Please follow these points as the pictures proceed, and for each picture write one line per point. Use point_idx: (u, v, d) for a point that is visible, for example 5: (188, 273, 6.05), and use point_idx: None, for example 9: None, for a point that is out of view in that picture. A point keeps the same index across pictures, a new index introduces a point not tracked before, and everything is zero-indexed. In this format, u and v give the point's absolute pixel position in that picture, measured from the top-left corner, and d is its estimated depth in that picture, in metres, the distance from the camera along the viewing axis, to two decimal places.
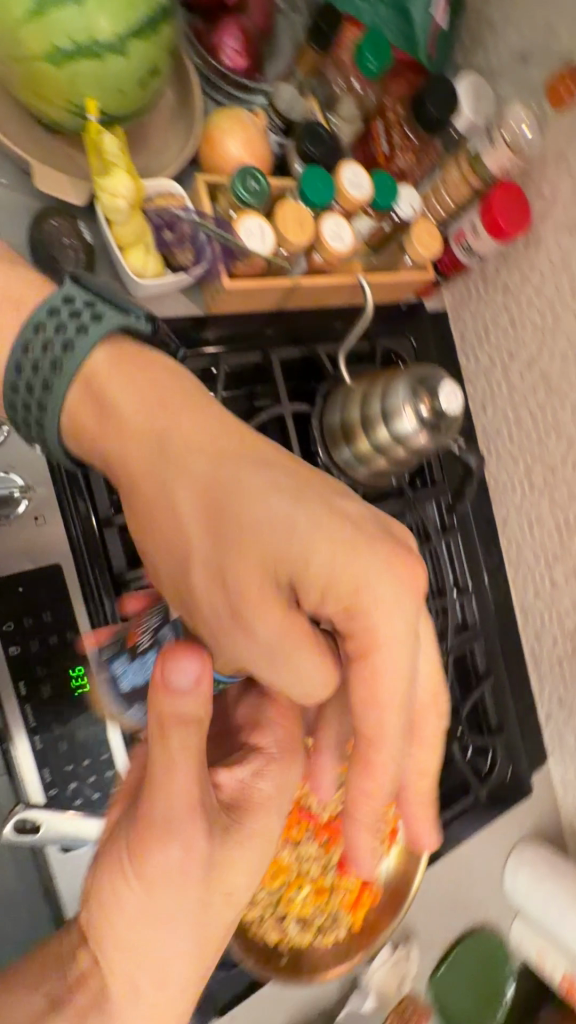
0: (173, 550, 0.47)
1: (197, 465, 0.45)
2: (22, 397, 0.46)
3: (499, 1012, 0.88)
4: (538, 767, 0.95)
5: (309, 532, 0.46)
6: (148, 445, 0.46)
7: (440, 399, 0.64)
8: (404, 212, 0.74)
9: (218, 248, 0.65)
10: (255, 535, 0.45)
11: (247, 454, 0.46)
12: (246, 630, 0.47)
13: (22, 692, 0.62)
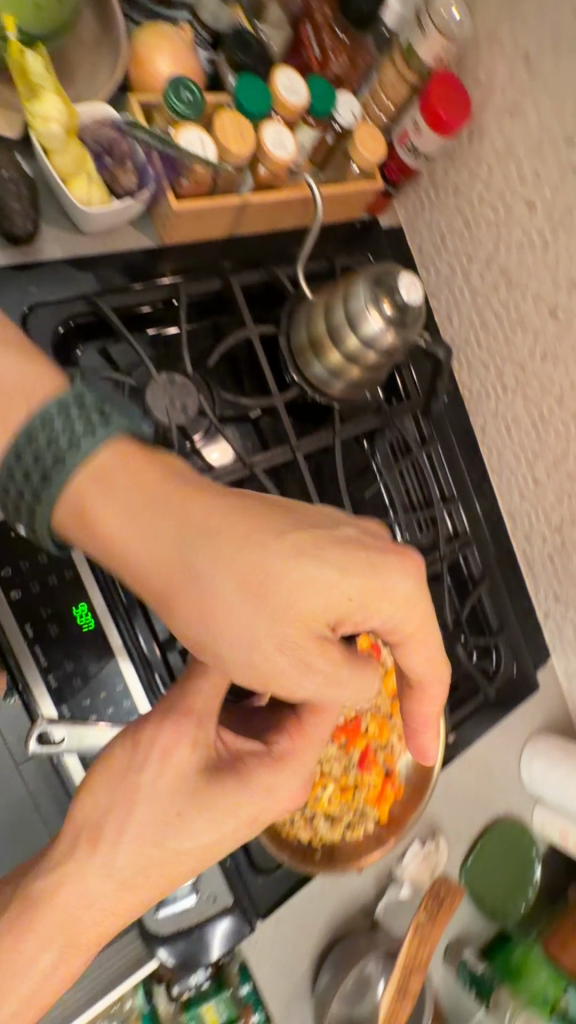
0: (190, 622, 0.48)
1: (224, 553, 0.46)
2: (18, 481, 0.45)
3: (531, 894, 0.90)
4: (542, 663, 0.99)
5: (333, 594, 0.49)
6: (166, 535, 0.46)
7: (400, 292, 0.65)
8: (346, 119, 0.73)
9: (159, 163, 0.64)
10: (290, 598, 0.47)
11: (272, 530, 0.48)
12: (285, 668, 0.49)
13: (29, 634, 0.63)
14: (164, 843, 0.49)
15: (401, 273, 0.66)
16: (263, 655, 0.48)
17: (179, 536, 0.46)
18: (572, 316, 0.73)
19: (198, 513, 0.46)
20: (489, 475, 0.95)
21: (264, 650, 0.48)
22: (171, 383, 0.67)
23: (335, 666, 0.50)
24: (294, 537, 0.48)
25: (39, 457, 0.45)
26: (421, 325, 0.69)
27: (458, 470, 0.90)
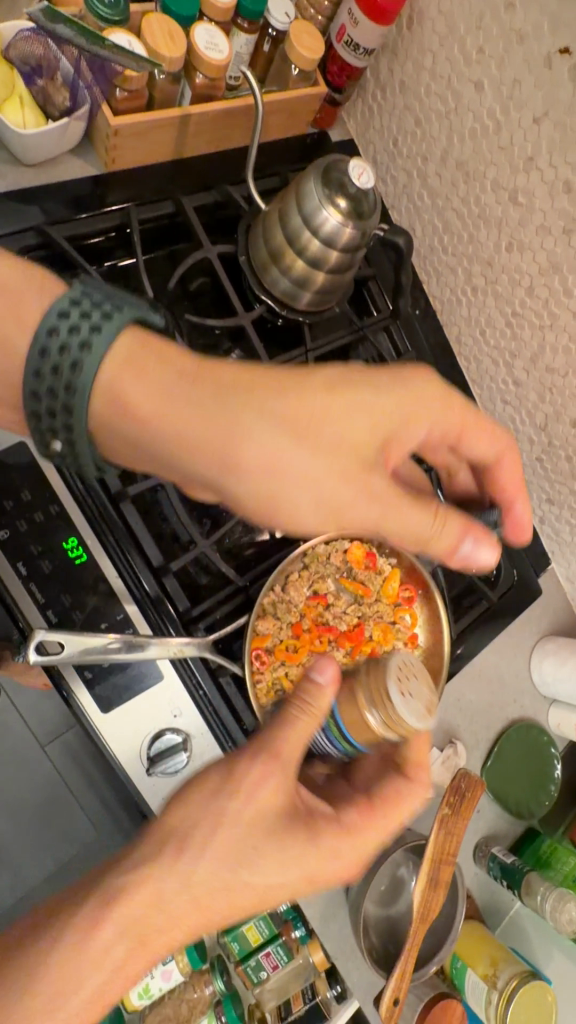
0: (257, 477, 0.51)
1: (274, 405, 0.50)
2: (47, 392, 0.47)
3: (554, 789, 0.91)
4: (543, 570, 0.99)
5: (377, 425, 0.53)
6: (216, 406, 0.49)
7: (351, 180, 0.64)
8: (280, 22, 0.72)
9: (89, 72, 0.60)
10: (342, 436, 0.52)
11: (313, 377, 0.52)
12: (357, 507, 0.53)
13: (22, 572, 0.63)
14: (235, 877, 0.50)
15: (351, 161, 0.65)
16: (337, 493, 0.52)
17: (230, 403, 0.50)
18: (532, 195, 0.71)
19: (240, 384, 0.50)
20: (470, 387, 0.94)
21: (332, 490, 0.52)
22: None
23: (397, 499, 0.54)
24: (337, 378, 0.52)
25: (62, 353, 0.46)
26: (379, 219, 0.68)
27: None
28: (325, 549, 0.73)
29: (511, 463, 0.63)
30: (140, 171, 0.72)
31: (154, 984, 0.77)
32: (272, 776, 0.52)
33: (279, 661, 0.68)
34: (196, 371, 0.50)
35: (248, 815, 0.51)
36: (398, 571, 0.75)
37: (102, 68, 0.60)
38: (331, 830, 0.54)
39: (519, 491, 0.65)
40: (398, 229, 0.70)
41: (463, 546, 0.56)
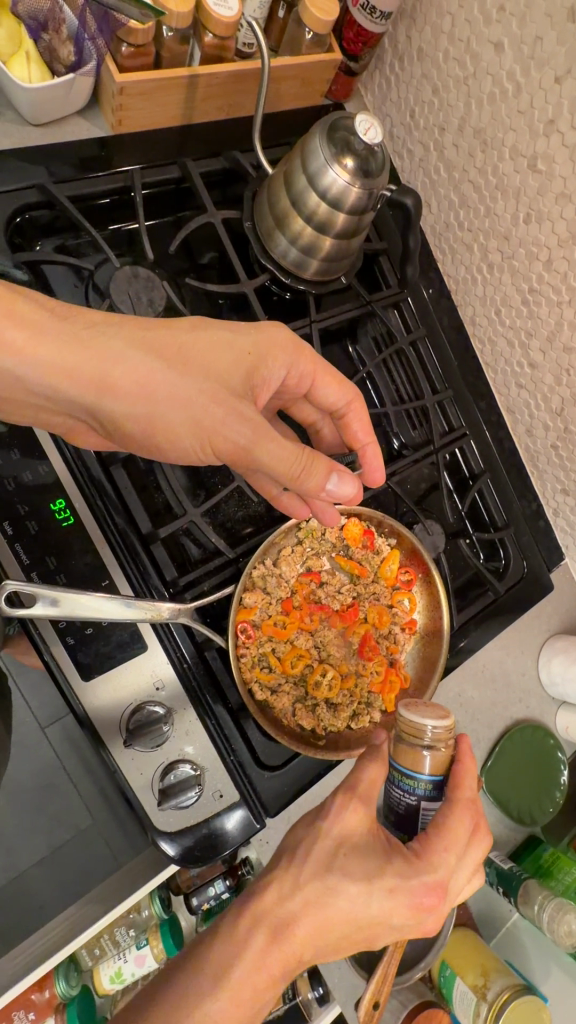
0: (128, 398, 0.54)
1: (143, 335, 0.54)
2: None
3: (559, 797, 0.85)
4: (556, 565, 0.94)
5: (243, 361, 0.58)
6: (82, 343, 0.52)
7: (358, 134, 0.62)
8: None
9: (94, 23, 0.60)
10: (208, 367, 0.56)
11: (181, 324, 0.57)
12: (246, 429, 0.57)
13: (8, 531, 0.61)
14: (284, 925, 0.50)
15: (357, 116, 0.63)
16: (206, 411, 0.56)
17: (98, 336, 0.53)
18: (552, 161, 0.68)
19: (107, 323, 0.54)
20: (484, 371, 0.91)
21: (198, 413, 0.56)
22: (135, 274, 0.65)
23: (255, 429, 0.57)
24: (197, 321, 0.58)
25: None
26: (388, 178, 0.66)
27: (448, 362, 0.86)
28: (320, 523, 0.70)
29: (360, 411, 0.67)
30: (147, 135, 0.71)
31: (126, 970, 0.74)
32: (354, 803, 0.54)
33: (266, 636, 0.66)
34: (68, 309, 0.53)
35: (335, 841, 0.53)
36: (398, 552, 0.71)
37: (106, 18, 0.59)
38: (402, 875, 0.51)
39: (369, 433, 0.68)
40: (406, 189, 0.68)
41: (329, 482, 0.60)
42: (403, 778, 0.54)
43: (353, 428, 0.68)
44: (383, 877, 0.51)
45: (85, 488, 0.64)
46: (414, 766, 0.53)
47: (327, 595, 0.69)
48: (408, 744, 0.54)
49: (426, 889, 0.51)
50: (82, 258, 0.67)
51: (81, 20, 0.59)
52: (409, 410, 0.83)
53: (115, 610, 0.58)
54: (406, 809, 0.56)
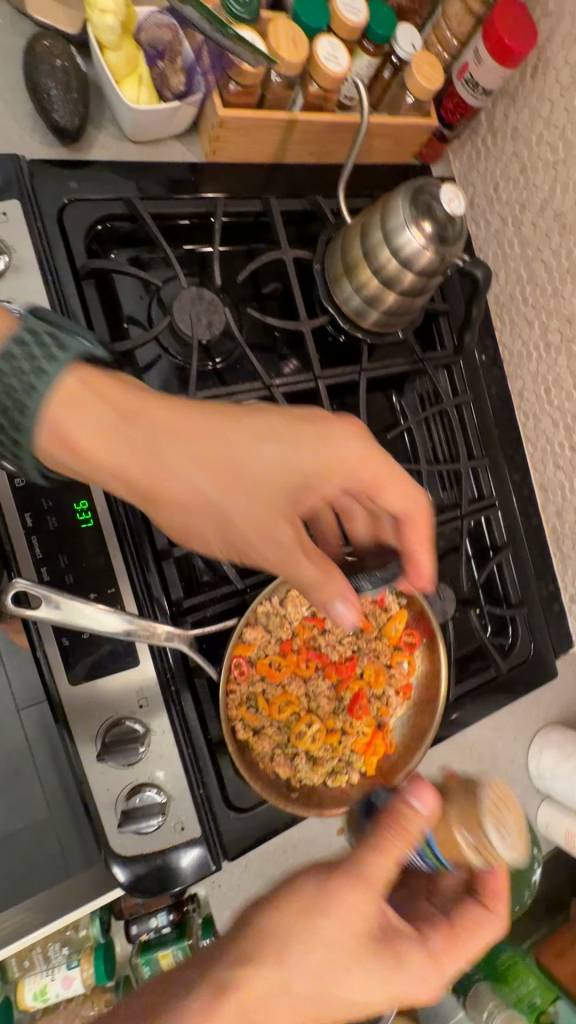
0: (187, 477, 0.50)
1: (196, 440, 0.50)
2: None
3: (527, 897, 0.82)
4: (564, 652, 0.92)
5: (298, 467, 0.55)
6: (145, 449, 0.48)
7: (440, 204, 0.62)
8: (405, 52, 0.72)
9: (208, 61, 0.64)
10: (262, 475, 0.53)
11: (252, 424, 0.53)
12: (281, 538, 0.54)
13: (28, 524, 0.62)
14: None
15: (443, 187, 0.64)
16: (248, 520, 0.53)
17: None
18: None
19: (176, 420, 0.49)
20: (523, 445, 0.90)
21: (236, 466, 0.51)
22: (200, 295, 0.66)
23: (290, 540, 0.55)
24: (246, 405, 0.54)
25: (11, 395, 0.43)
26: (463, 248, 0.67)
27: (489, 430, 0.86)
28: None
29: (424, 523, 0.60)
30: (238, 167, 0.73)
31: (51, 990, 0.72)
32: (356, 885, 0.47)
33: (259, 676, 0.64)
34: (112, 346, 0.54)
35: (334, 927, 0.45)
36: (406, 612, 0.70)
37: (220, 57, 0.62)
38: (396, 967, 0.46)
39: (422, 545, 0.61)
40: (478, 261, 0.68)
41: (338, 605, 0.56)
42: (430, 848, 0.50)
43: (412, 542, 0.61)
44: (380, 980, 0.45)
45: (112, 507, 0.64)
46: (445, 829, 0.51)
47: (327, 645, 0.67)
48: (457, 821, 0.51)
49: (435, 972, 0.47)
50: (152, 274, 0.69)
51: (197, 47, 0.62)
52: (441, 472, 0.83)
53: (112, 624, 0.58)
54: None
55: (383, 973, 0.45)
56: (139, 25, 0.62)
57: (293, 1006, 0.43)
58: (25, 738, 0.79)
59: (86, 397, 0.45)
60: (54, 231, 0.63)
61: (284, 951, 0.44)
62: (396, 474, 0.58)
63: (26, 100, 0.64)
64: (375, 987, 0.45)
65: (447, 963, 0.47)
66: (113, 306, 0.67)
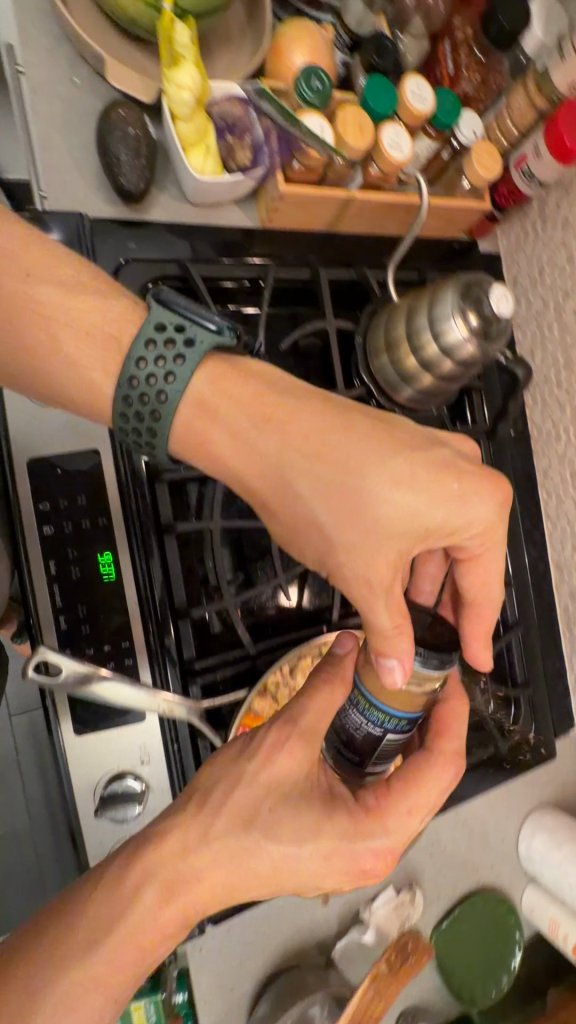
0: (303, 496, 0.52)
1: (311, 464, 0.51)
2: (132, 426, 0.50)
3: (504, 983, 0.81)
4: (564, 733, 0.91)
5: (413, 509, 0.51)
6: (254, 458, 0.52)
7: (488, 303, 0.63)
8: (466, 137, 0.73)
9: (276, 144, 0.66)
10: (374, 518, 0.51)
11: (373, 456, 0.51)
12: (372, 561, 0.52)
13: (52, 571, 0.63)
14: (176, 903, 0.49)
15: (493, 286, 0.64)
16: (348, 540, 0.52)
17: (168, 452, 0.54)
18: None
19: (286, 423, 0.51)
20: (542, 521, 0.91)
21: (309, 462, 0.50)
22: None
23: (388, 570, 0.52)
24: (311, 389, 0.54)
25: (144, 397, 0.49)
26: (506, 344, 0.67)
27: (511, 510, 0.87)
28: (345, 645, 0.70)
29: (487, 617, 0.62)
30: (291, 233, 0.75)
31: None
32: (287, 743, 0.53)
33: None
34: None
35: (266, 787, 0.52)
36: None
37: (288, 142, 0.65)
38: (354, 823, 0.53)
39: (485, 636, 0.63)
40: (520, 361, 0.69)
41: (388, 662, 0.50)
42: (370, 706, 0.53)
43: (477, 631, 0.63)
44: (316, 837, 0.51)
45: (135, 559, 0.65)
46: (383, 693, 0.52)
47: None
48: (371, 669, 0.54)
49: (380, 840, 0.53)
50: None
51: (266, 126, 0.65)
52: None
53: (124, 693, 0.59)
54: (364, 738, 0.55)
55: (314, 817, 0.52)
56: (211, 99, 0.64)
57: (221, 861, 0.50)
58: (14, 740, 0.84)
59: (206, 384, 0.51)
60: None
61: (219, 792, 0.52)
62: (500, 548, 0.57)
63: (93, 159, 0.66)
64: (308, 855, 0.51)
65: (394, 813, 0.55)
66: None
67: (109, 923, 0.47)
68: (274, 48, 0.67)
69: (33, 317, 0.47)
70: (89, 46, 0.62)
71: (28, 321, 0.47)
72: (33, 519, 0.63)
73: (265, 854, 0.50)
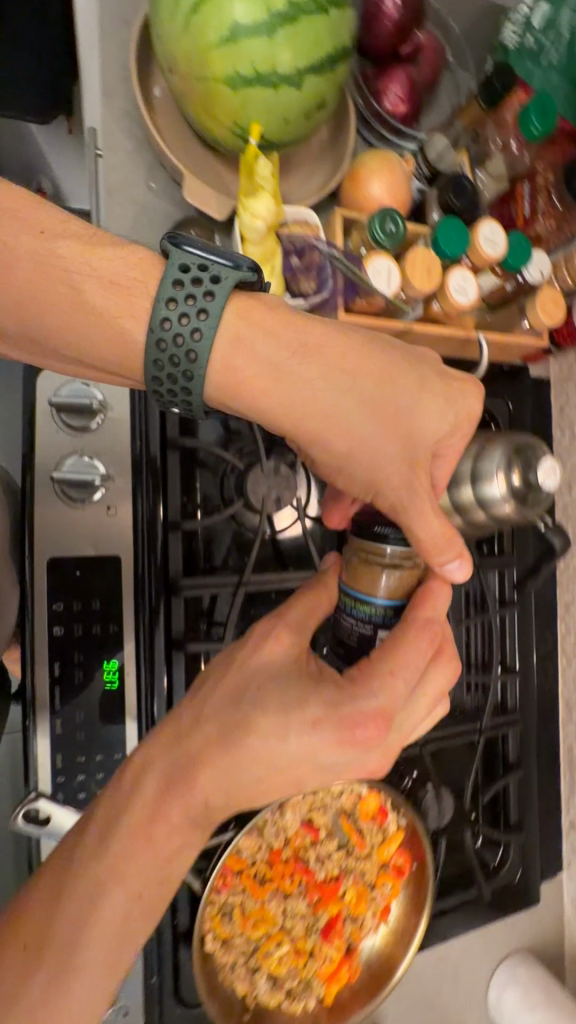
0: (337, 415, 0.49)
1: (340, 383, 0.48)
2: (165, 371, 0.46)
3: None
4: (551, 876, 0.88)
5: (428, 424, 0.51)
6: (291, 386, 0.48)
7: (536, 475, 0.60)
8: (532, 276, 0.71)
9: (341, 283, 0.66)
10: (397, 419, 0.50)
11: (393, 367, 0.50)
12: (406, 467, 0.51)
13: (55, 674, 0.62)
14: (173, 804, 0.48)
15: (545, 458, 0.61)
16: (380, 457, 0.50)
17: None
18: None
19: (310, 348, 0.48)
20: (557, 655, 0.88)
21: (344, 366, 0.49)
22: (278, 471, 0.71)
23: (415, 485, 0.51)
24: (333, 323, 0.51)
25: (176, 337, 0.45)
26: (547, 509, 0.65)
27: (528, 649, 0.83)
28: (339, 788, 0.67)
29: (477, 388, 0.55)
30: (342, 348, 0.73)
31: None
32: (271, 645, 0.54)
33: (241, 888, 0.62)
34: None
35: (245, 680, 0.52)
36: (399, 839, 0.67)
37: (353, 286, 0.66)
38: (344, 697, 0.50)
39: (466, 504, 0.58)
40: (559, 530, 0.67)
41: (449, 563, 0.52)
42: (355, 601, 0.53)
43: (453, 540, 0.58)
44: (307, 707, 0.50)
45: (140, 675, 0.64)
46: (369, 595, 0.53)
47: (314, 862, 0.66)
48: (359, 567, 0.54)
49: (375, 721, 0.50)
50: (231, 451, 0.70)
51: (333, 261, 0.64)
52: (469, 677, 0.82)
53: None
54: (358, 637, 0.55)
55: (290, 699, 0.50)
56: (284, 221, 0.64)
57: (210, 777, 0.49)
58: None
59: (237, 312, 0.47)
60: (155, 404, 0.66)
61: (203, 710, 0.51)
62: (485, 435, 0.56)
63: None
64: (291, 746, 0.49)
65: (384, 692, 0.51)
66: (188, 476, 0.68)
67: (112, 835, 0.48)
68: (352, 174, 0.66)
69: (57, 275, 0.44)
70: (170, 160, 0.63)
71: (52, 282, 0.44)
72: (44, 621, 0.62)
73: (250, 750, 0.49)
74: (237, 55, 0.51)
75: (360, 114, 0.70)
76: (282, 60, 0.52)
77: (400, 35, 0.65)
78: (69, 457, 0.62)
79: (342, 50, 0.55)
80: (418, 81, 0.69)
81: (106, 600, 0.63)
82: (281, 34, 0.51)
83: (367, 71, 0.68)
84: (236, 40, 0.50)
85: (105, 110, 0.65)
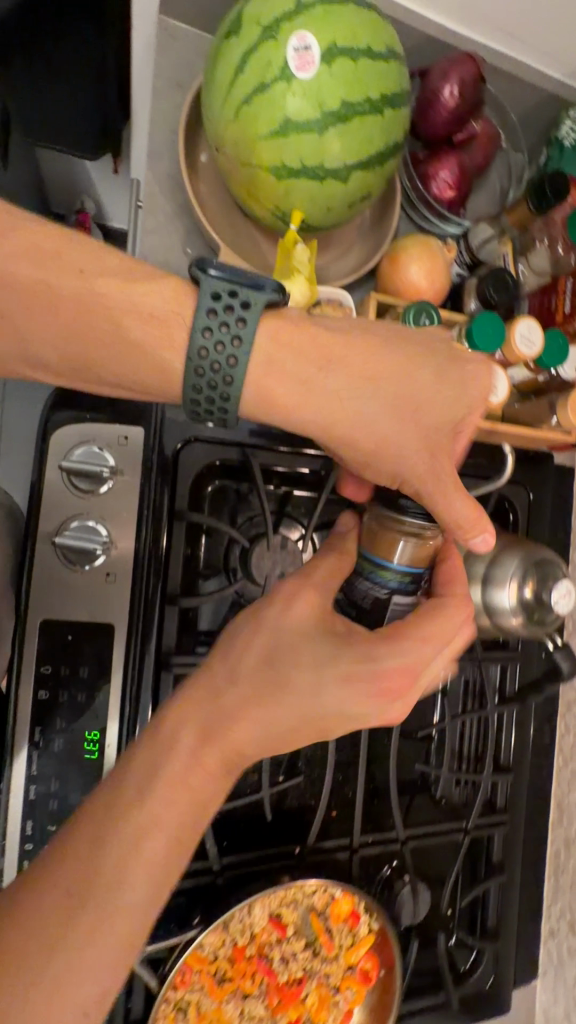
0: (366, 416, 0.50)
1: (365, 387, 0.50)
2: (205, 396, 0.46)
3: None
4: (525, 983, 0.85)
5: (443, 409, 0.52)
6: (324, 402, 0.49)
7: (550, 595, 0.58)
8: (566, 375, 0.69)
9: None
10: (419, 408, 0.51)
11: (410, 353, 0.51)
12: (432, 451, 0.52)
13: (34, 740, 0.61)
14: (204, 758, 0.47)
15: (562, 581, 0.59)
16: (403, 446, 0.51)
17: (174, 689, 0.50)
18: None
19: (332, 356, 0.49)
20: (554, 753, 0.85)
21: (377, 351, 0.50)
22: (284, 546, 0.68)
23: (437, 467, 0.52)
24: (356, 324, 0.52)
25: (214, 363, 0.45)
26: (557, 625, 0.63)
27: (524, 749, 0.81)
28: (312, 887, 0.65)
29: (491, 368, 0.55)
30: None
31: None
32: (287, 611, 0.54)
33: (199, 986, 0.60)
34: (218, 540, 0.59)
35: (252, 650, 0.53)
36: (368, 945, 0.65)
37: None
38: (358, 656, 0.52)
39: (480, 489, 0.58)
40: (567, 654, 0.66)
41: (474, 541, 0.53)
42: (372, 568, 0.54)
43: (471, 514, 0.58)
44: (330, 659, 0.52)
45: (120, 750, 0.62)
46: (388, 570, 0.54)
47: (278, 962, 0.63)
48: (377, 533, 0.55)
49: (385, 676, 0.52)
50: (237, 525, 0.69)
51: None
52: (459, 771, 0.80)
53: None
54: (372, 601, 0.56)
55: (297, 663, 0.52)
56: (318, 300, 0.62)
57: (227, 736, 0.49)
58: None
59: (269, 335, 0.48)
60: (165, 470, 0.64)
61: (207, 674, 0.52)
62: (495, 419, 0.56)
63: None
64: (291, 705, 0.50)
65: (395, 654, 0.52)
66: (191, 547, 0.67)
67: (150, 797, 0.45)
68: (391, 257, 0.65)
69: (103, 308, 0.43)
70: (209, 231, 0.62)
71: (96, 318, 0.44)
72: (29, 685, 0.61)
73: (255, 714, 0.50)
74: (286, 148, 0.49)
75: (406, 195, 0.68)
76: (331, 154, 0.50)
77: (455, 124, 0.64)
78: (74, 520, 0.61)
79: (395, 145, 0.53)
80: (468, 168, 0.67)
81: (94, 668, 0.62)
82: (333, 128, 0.49)
83: (418, 154, 0.67)
84: (286, 134, 0.49)
85: (149, 172, 0.65)
